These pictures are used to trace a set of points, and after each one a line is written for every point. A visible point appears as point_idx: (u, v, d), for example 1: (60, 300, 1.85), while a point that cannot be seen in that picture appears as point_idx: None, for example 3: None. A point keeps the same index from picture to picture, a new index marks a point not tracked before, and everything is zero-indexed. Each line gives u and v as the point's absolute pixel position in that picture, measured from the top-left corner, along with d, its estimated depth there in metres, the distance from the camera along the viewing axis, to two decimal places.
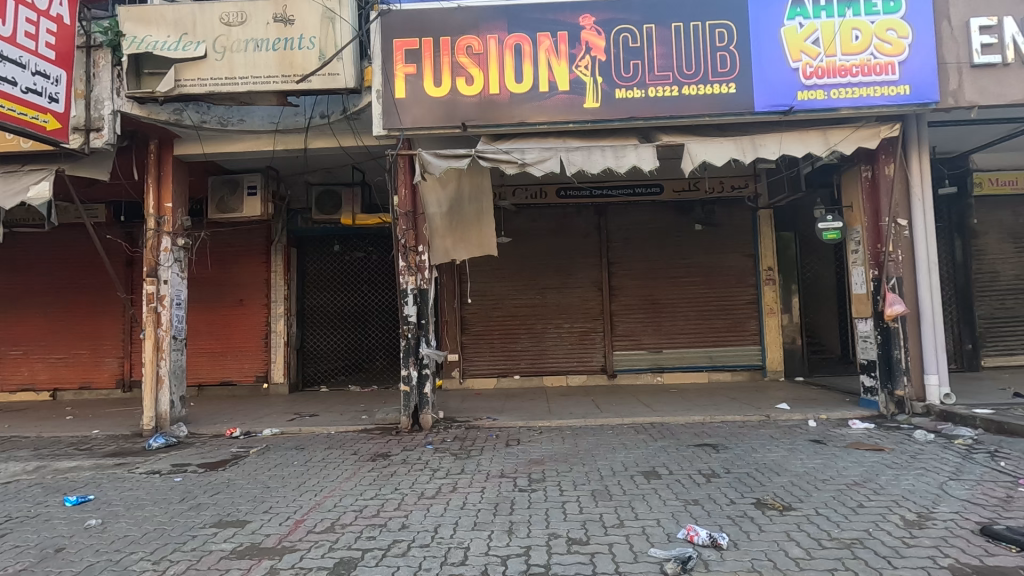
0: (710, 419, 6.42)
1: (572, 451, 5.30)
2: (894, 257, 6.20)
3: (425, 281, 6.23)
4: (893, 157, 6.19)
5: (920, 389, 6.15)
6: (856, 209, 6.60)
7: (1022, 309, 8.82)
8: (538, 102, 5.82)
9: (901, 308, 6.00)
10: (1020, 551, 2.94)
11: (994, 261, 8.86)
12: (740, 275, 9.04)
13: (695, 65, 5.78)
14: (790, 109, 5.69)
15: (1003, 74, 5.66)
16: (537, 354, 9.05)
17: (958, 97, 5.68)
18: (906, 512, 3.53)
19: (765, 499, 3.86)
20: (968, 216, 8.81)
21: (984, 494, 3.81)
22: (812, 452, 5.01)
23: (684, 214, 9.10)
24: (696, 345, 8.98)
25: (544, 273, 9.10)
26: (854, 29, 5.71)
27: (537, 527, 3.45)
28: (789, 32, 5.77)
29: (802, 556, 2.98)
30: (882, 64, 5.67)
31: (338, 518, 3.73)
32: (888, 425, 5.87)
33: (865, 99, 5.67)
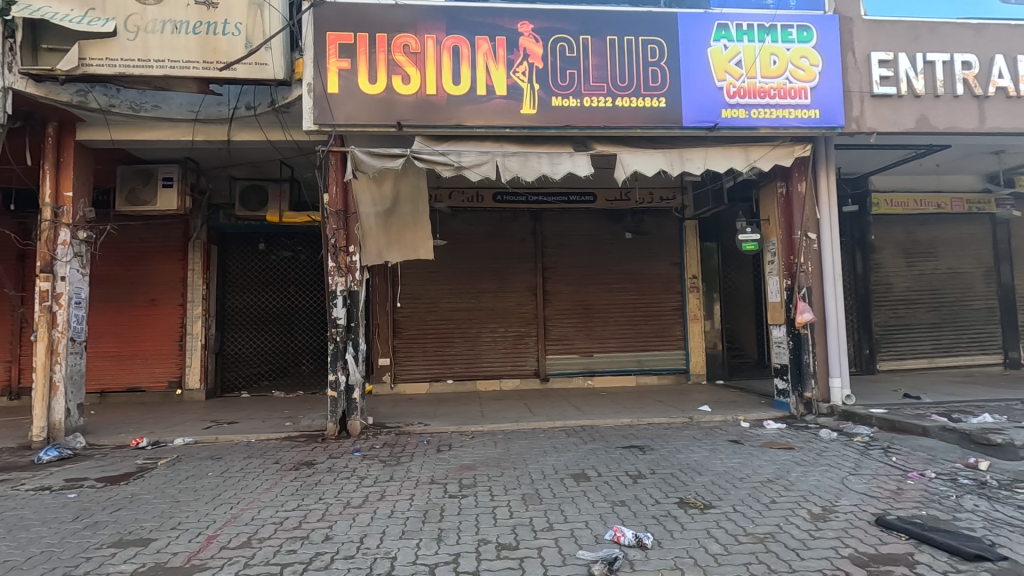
0: (637, 421, 6.62)
1: (503, 455, 5.29)
2: (805, 268, 6.66)
3: (356, 283, 6.05)
4: (805, 175, 6.67)
5: (825, 391, 6.65)
6: (772, 222, 7.05)
7: (912, 317, 9.73)
8: (475, 105, 5.80)
9: (810, 316, 6.45)
10: (909, 539, 3.23)
11: (889, 274, 9.73)
12: (667, 282, 9.43)
13: (629, 78, 5.97)
14: (714, 126, 6.00)
15: (897, 104, 6.23)
16: (471, 358, 9.00)
17: (861, 123, 6.20)
18: (812, 506, 3.79)
19: (688, 498, 4.01)
20: (867, 233, 9.64)
21: (878, 486, 4.17)
22: (731, 452, 5.27)
23: (616, 223, 9.38)
24: (626, 350, 9.26)
25: (479, 277, 9.08)
26: (772, 54, 6.12)
27: (466, 534, 3.41)
28: (714, 52, 6.08)
29: (720, 552, 3.11)
30: (796, 89, 6.10)
31: (255, 531, 3.52)
32: (797, 425, 6.30)
33: (780, 120, 6.07)
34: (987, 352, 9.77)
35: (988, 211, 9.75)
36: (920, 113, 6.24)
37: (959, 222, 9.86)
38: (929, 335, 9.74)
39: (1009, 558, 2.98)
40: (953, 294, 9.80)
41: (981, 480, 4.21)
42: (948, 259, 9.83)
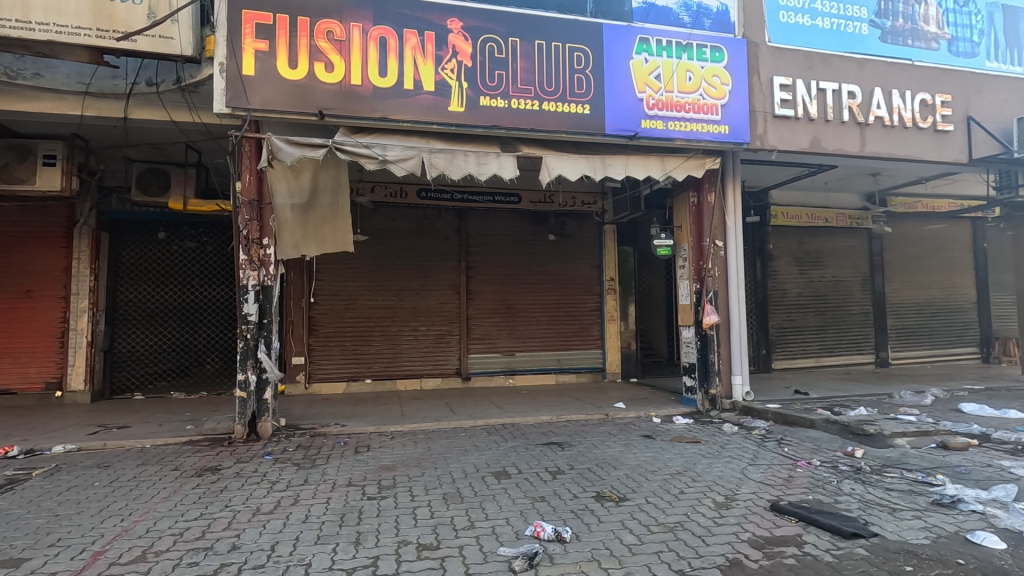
0: (556, 419, 6.78)
1: (424, 455, 5.23)
2: (712, 273, 7.13)
3: (270, 277, 5.74)
4: (714, 186, 7.14)
5: (727, 388, 7.16)
6: (684, 229, 7.48)
7: (802, 320, 10.69)
8: (401, 99, 5.68)
9: (715, 318, 6.96)
10: (798, 521, 3.55)
11: (784, 281, 10.63)
12: (587, 284, 9.73)
13: (555, 83, 6.10)
14: (634, 135, 6.27)
15: (795, 125, 6.82)
16: (391, 358, 8.81)
17: (764, 141, 6.73)
18: (716, 495, 4.07)
19: (604, 491, 4.17)
20: (766, 242, 10.47)
21: (773, 475, 4.55)
22: (643, 447, 5.52)
23: (539, 224, 9.55)
24: (546, 349, 9.45)
25: (402, 275, 8.91)
26: (688, 71, 6.49)
27: (385, 536, 3.33)
28: (636, 65, 6.35)
29: (634, 542, 3.26)
30: (708, 105, 6.51)
31: (151, 544, 3.24)
32: (703, 420, 6.73)
33: (694, 133, 6.45)
34: (862, 352, 10.94)
35: (866, 226, 10.91)
36: (813, 135, 6.87)
37: (842, 235, 10.96)
38: (816, 336, 10.75)
39: (879, 534, 3.36)
40: (836, 300, 10.88)
41: (857, 466, 4.71)
42: (833, 268, 10.90)
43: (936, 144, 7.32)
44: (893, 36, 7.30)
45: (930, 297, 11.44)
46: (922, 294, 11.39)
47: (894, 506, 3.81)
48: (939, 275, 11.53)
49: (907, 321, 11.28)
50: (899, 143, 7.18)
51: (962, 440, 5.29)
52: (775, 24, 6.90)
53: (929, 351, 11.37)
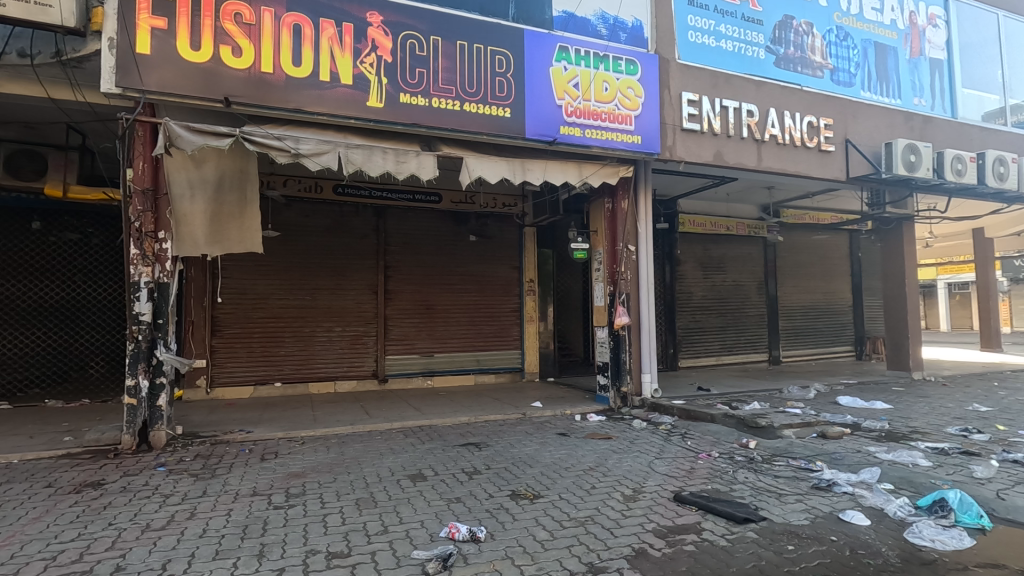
0: (474, 419, 6.79)
1: (337, 460, 5.05)
2: (625, 276, 7.45)
3: (166, 274, 5.31)
4: (628, 194, 7.47)
5: (638, 386, 7.51)
6: (600, 233, 7.78)
7: (705, 321, 11.43)
8: (317, 90, 5.46)
9: (627, 318, 7.29)
10: (698, 510, 3.80)
11: (690, 284, 11.31)
12: (506, 285, 9.84)
13: (477, 85, 6.12)
14: (553, 141, 6.42)
15: (700, 139, 7.29)
16: (303, 359, 8.43)
17: (673, 152, 7.13)
18: (624, 489, 4.26)
19: (519, 490, 4.24)
20: (674, 248, 11.09)
21: (677, 467, 4.84)
22: (558, 444, 5.67)
23: (460, 225, 9.53)
24: (466, 350, 9.46)
25: (315, 273, 8.55)
26: (604, 82, 6.74)
27: (292, 546, 3.19)
28: (556, 72, 6.51)
29: (547, 538, 3.34)
30: (622, 115, 6.80)
31: (16, 572, 2.88)
32: (615, 417, 7.02)
33: (609, 141, 6.71)
34: (757, 350, 11.88)
35: (762, 235, 11.86)
36: (717, 149, 7.37)
37: (741, 242, 11.84)
38: (717, 336, 11.54)
39: (767, 518, 3.67)
40: (735, 303, 11.74)
41: (750, 457, 5.10)
42: (733, 273, 11.75)
43: (820, 163, 8.11)
44: (786, 62, 7.99)
45: (815, 300, 12.64)
46: (807, 298, 12.57)
47: (780, 491, 4.18)
48: (822, 281, 12.77)
49: (795, 322, 12.40)
50: (790, 160, 7.88)
51: (838, 430, 5.89)
52: (684, 43, 7.34)
53: (813, 349, 12.55)
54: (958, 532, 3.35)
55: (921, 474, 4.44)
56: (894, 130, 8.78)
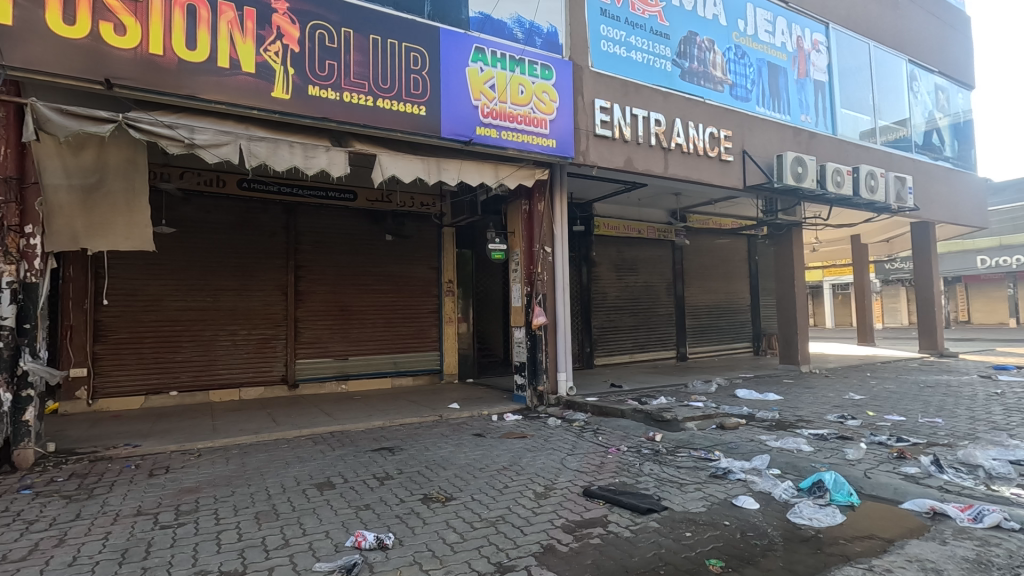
0: (389, 423, 6.63)
1: (237, 472, 4.73)
2: (541, 277, 7.59)
3: (35, 273, 4.78)
4: (544, 196, 7.60)
5: (554, 384, 7.67)
6: (516, 234, 7.86)
7: (619, 321, 11.88)
8: (214, 77, 5.09)
9: (543, 318, 7.41)
10: (605, 503, 3.93)
11: (605, 285, 11.71)
12: (424, 286, 9.70)
13: (391, 81, 5.98)
14: (469, 141, 6.40)
15: (612, 145, 7.56)
16: (203, 366, 7.84)
17: (586, 156, 7.35)
18: (536, 486, 4.32)
19: (431, 493, 4.17)
20: (589, 250, 11.42)
21: (588, 462, 4.98)
22: (473, 445, 5.65)
23: (376, 224, 9.27)
24: (382, 352, 9.22)
25: (216, 273, 7.99)
26: (520, 85, 6.82)
27: (180, 568, 2.95)
28: (472, 73, 6.50)
29: (456, 540, 3.32)
30: (537, 119, 6.91)
31: None
32: (531, 416, 7.12)
33: (525, 144, 6.80)
34: (666, 348, 12.52)
35: (670, 238, 12.52)
36: (627, 155, 7.68)
37: (652, 245, 12.43)
38: (630, 335, 12.02)
39: (669, 507, 3.86)
40: (647, 303, 12.30)
41: (656, 449, 5.35)
42: (644, 275, 12.30)
43: (720, 172, 8.68)
44: (690, 76, 8.48)
45: (717, 300, 13.51)
46: (711, 298, 13.41)
47: (681, 481, 4.42)
48: (724, 282, 13.68)
49: (700, 320, 13.19)
50: (694, 169, 8.37)
51: (734, 420, 6.32)
52: (596, 51, 7.59)
53: (716, 346, 13.40)
54: (832, 510, 3.69)
55: (803, 459, 4.86)
56: (784, 143, 9.58)
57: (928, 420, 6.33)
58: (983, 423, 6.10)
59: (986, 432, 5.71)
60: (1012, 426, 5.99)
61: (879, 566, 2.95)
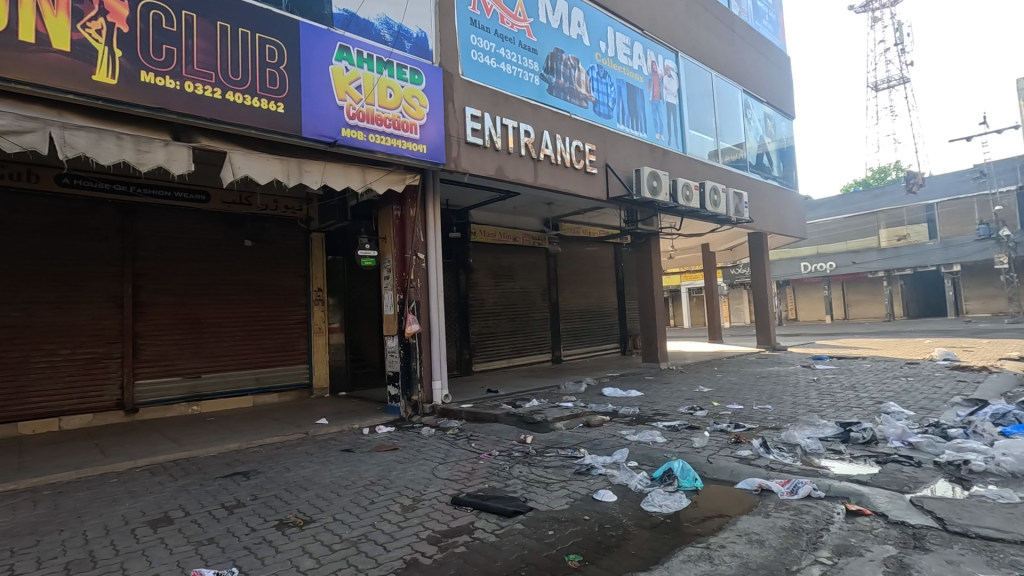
0: (246, 444, 6.07)
1: (49, 516, 4.03)
2: (414, 284, 7.44)
3: None
4: (416, 202, 7.47)
5: (429, 393, 7.54)
6: (388, 241, 7.63)
7: (497, 326, 12.05)
8: (15, 52, 4.34)
9: (416, 326, 7.26)
10: (472, 510, 3.93)
11: (482, 292, 11.81)
12: (290, 294, 9.07)
13: (243, 73, 5.53)
14: (334, 142, 6.11)
15: (483, 153, 7.67)
16: (9, 394, 6.60)
17: (457, 163, 7.36)
18: (403, 499, 4.20)
19: (288, 518, 3.88)
20: (467, 257, 11.44)
21: (459, 470, 4.95)
22: (340, 462, 5.36)
23: (233, 228, 8.49)
24: (242, 368, 8.45)
25: (28, 283, 6.79)
26: (388, 88, 6.66)
27: None
28: (336, 71, 6.22)
29: (312, 566, 3.11)
30: (407, 123, 6.80)
31: None
32: (405, 426, 6.94)
33: (394, 148, 6.65)
34: (542, 351, 12.95)
35: (544, 246, 12.99)
36: (498, 164, 7.83)
37: (527, 252, 12.80)
38: (508, 340, 12.25)
39: (534, 508, 3.95)
40: (523, 308, 12.62)
41: (526, 451, 5.47)
42: (520, 281, 12.62)
43: (586, 183, 9.19)
44: (557, 90, 8.89)
45: (588, 305, 14.26)
46: (582, 302, 14.12)
47: (547, 480, 4.56)
48: (593, 288, 14.49)
49: (573, 324, 13.82)
50: (562, 179, 8.77)
51: (599, 418, 6.68)
52: (466, 60, 7.66)
53: (587, 348, 14.12)
54: (679, 495, 4.01)
55: (657, 449, 5.26)
56: (642, 159, 10.39)
57: (761, 407, 7.19)
58: (802, 407, 7.04)
59: (804, 414, 6.60)
60: (823, 407, 6.98)
61: (715, 543, 3.25)
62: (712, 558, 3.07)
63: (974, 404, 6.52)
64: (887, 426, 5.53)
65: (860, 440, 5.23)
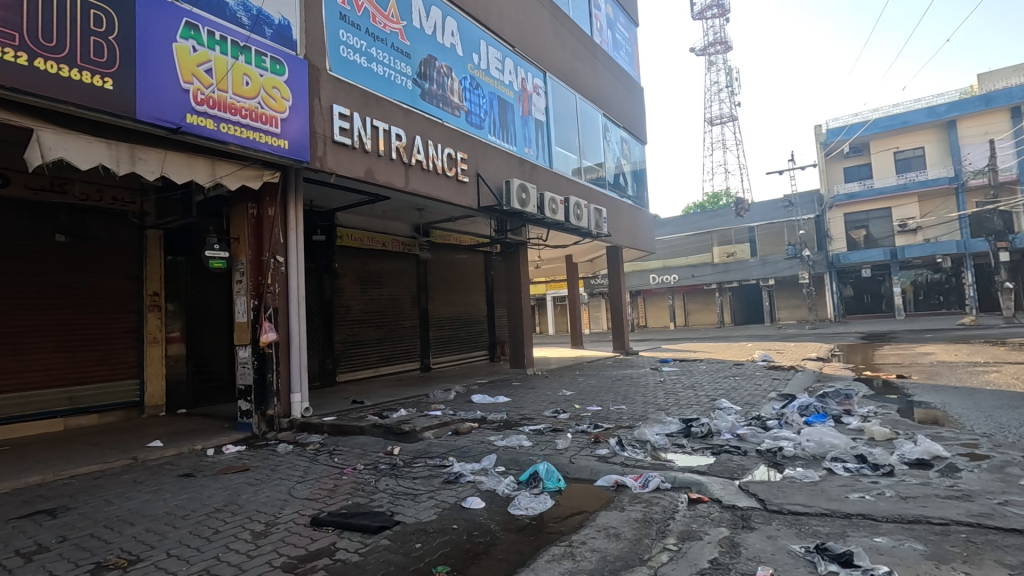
0: (53, 477, 5.12)
1: None
2: (272, 289, 6.87)
3: None
4: (275, 201, 6.92)
5: (286, 407, 6.99)
6: (242, 241, 6.96)
7: (364, 334, 11.57)
8: None
9: (273, 334, 6.69)
10: (335, 529, 3.70)
11: (348, 298, 11.26)
12: (116, 299, 7.88)
13: (60, 39, 4.69)
14: (177, 129, 5.43)
15: (351, 154, 7.34)
16: None
17: (323, 163, 6.97)
18: (255, 525, 3.83)
19: (108, 560, 3.33)
20: (332, 262, 10.87)
21: (319, 488, 4.64)
22: (178, 489, 4.74)
23: (41, 220, 7.15)
24: (49, 387, 7.12)
25: None
26: (244, 75, 6.11)
27: None
28: (181, 51, 5.56)
29: None
30: (266, 115, 6.29)
31: None
32: (257, 444, 6.36)
33: (250, 141, 6.10)
34: (411, 359, 12.71)
35: (414, 252, 12.78)
36: (367, 166, 7.55)
37: (396, 258, 12.50)
38: (375, 348, 11.82)
39: (401, 521, 3.83)
40: (391, 316, 12.29)
41: (393, 463, 5.30)
42: (389, 287, 12.27)
43: (457, 192, 9.24)
44: (430, 97, 8.84)
45: (457, 312, 14.30)
46: (452, 310, 14.13)
47: (416, 491, 4.45)
48: (463, 295, 14.58)
49: (443, 331, 13.76)
50: (433, 185, 8.71)
51: (468, 425, 6.71)
52: (335, 55, 7.31)
53: (457, 356, 14.14)
54: (544, 496, 4.15)
55: (524, 453, 5.41)
56: (511, 171, 10.71)
57: (617, 407, 7.74)
58: (652, 406, 7.71)
59: (653, 412, 7.23)
60: (669, 406, 7.70)
61: (576, 540, 3.41)
62: (574, 555, 3.21)
63: (786, 398, 7.63)
64: (720, 420, 6.25)
65: (699, 434, 5.86)
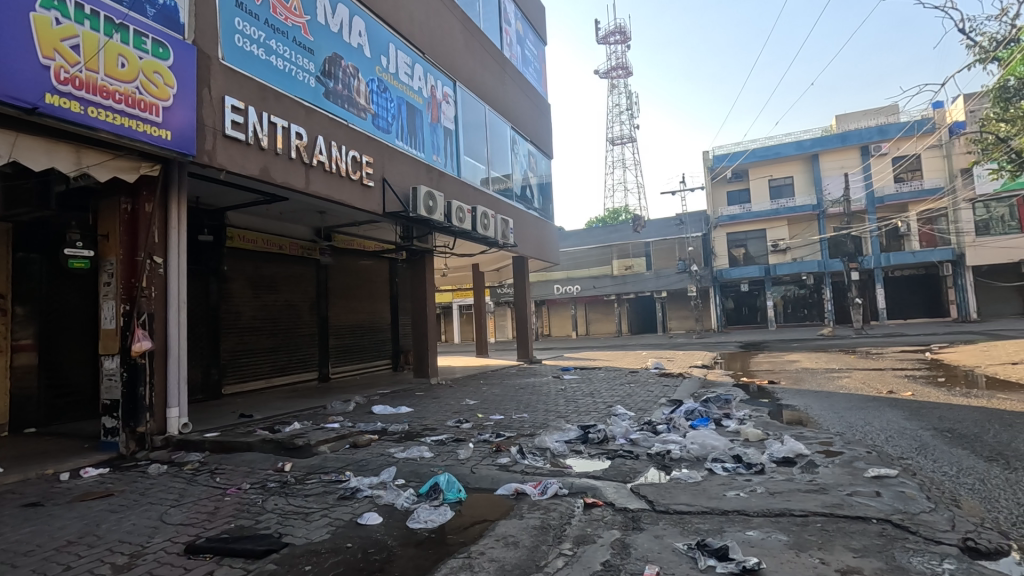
0: None
1: None
2: (147, 293, 6.20)
3: None
4: (154, 196, 6.31)
5: (161, 422, 6.34)
6: (111, 239, 6.22)
7: (255, 343, 10.82)
8: None
9: (147, 343, 6.06)
10: (213, 557, 3.39)
11: (237, 304, 10.47)
12: None
13: None
14: (34, 110, 4.76)
15: (244, 150, 6.87)
16: None
17: (212, 157, 6.46)
18: (117, 558, 3.41)
19: None
20: (221, 264, 10.06)
21: (197, 512, 4.24)
22: (20, 521, 4.12)
23: None
24: None
25: None
26: (120, 56, 5.52)
27: None
28: (41, 22, 4.92)
29: None
30: (146, 102, 5.72)
31: None
32: (123, 466, 5.71)
33: (125, 129, 5.51)
34: (307, 369, 12.06)
35: (314, 256, 12.18)
36: (262, 164, 7.10)
37: (294, 263, 11.85)
38: (268, 357, 11.09)
39: (290, 543, 3.60)
40: (287, 323, 11.60)
41: (283, 481, 4.98)
42: (285, 293, 11.58)
43: (361, 196, 8.94)
44: (334, 96, 8.53)
45: (359, 320, 13.80)
46: (354, 317, 13.62)
47: (307, 510, 4.20)
48: (366, 303, 14.12)
49: (343, 340, 13.22)
50: (335, 188, 8.37)
51: (366, 437, 6.47)
52: (229, 44, 6.83)
53: (358, 365, 13.63)
54: (443, 508, 4.09)
55: (425, 464, 5.31)
56: (418, 178, 10.58)
57: (519, 416, 7.85)
58: (553, 414, 7.90)
59: (553, 420, 7.41)
60: (569, 413, 7.94)
61: (475, 551, 3.39)
62: (472, 567, 3.19)
63: (674, 404, 8.16)
64: (615, 426, 6.54)
65: (596, 440, 6.08)
